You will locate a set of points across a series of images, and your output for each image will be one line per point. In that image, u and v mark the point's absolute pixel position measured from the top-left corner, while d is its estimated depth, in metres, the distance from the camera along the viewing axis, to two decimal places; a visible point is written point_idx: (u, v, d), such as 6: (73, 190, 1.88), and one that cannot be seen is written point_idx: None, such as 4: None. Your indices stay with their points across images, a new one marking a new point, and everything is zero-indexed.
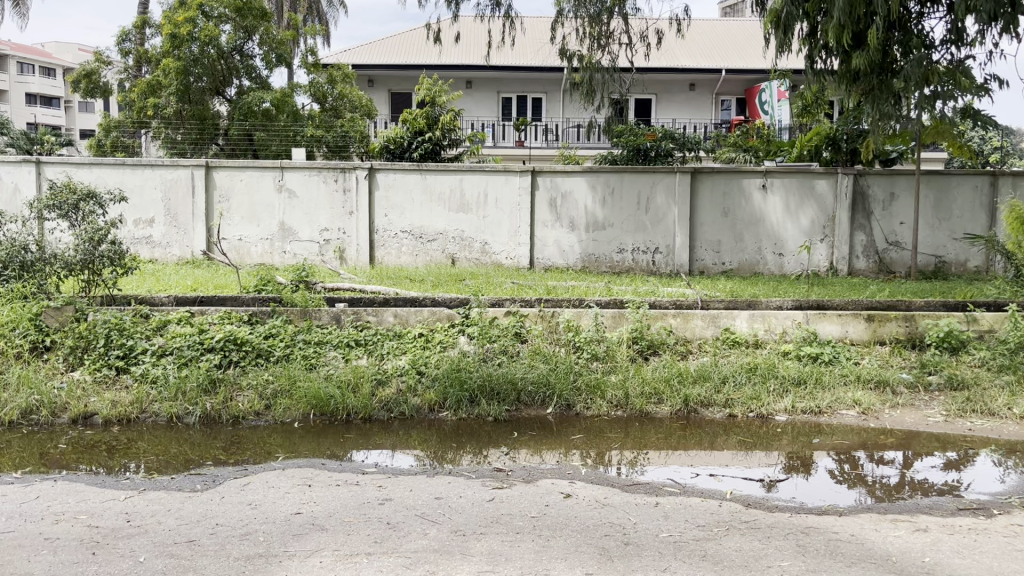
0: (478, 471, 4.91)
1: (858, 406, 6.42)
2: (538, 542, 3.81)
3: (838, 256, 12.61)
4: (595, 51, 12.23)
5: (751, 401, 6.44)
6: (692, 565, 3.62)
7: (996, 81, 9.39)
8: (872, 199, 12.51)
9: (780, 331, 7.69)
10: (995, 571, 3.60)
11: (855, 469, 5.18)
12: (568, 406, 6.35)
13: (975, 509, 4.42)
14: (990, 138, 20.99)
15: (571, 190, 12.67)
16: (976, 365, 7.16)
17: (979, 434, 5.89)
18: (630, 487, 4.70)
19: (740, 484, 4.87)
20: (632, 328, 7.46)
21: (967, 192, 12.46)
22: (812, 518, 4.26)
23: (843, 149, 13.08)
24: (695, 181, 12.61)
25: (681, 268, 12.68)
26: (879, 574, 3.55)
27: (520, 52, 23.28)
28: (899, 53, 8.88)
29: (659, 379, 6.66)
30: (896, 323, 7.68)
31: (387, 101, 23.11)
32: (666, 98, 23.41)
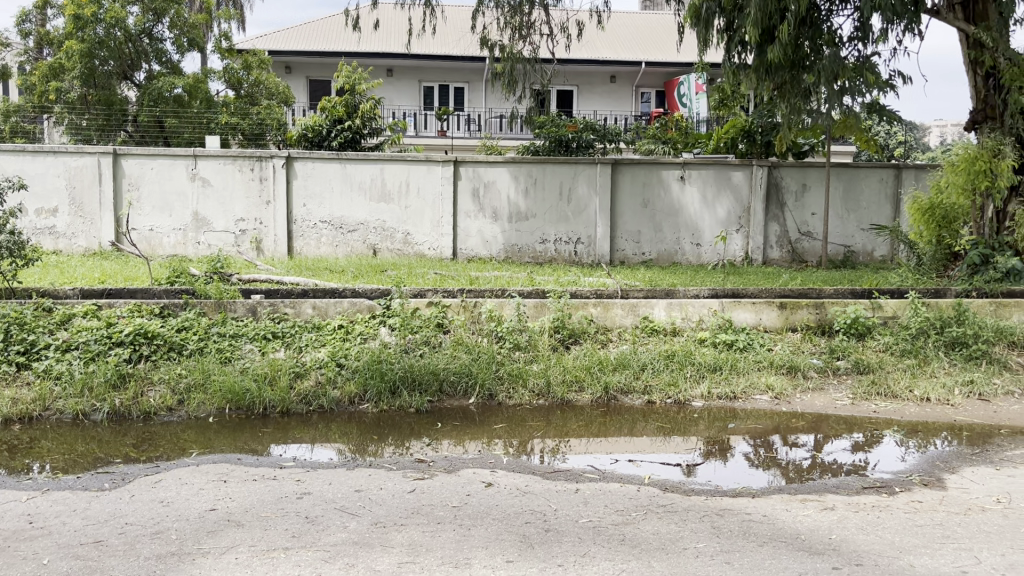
0: (399, 462, 4.88)
1: (771, 391, 6.63)
2: (459, 532, 3.81)
3: (753, 246, 12.98)
4: (516, 41, 12.25)
5: (668, 387, 6.58)
6: (611, 549, 3.68)
7: (900, 78, 9.77)
8: (785, 190, 12.91)
9: (696, 319, 7.86)
10: (897, 545, 3.77)
11: (769, 453, 5.34)
12: (491, 395, 6.37)
13: (879, 488, 4.62)
14: (894, 131, 21.86)
15: (493, 180, 12.67)
16: (880, 350, 7.47)
17: (883, 416, 6.15)
18: (550, 475, 4.74)
19: (658, 469, 4.97)
20: (553, 317, 7.52)
21: (874, 183, 12.98)
22: (726, 500, 4.38)
23: (758, 141, 13.50)
24: (615, 172, 12.77)
25: (602, 258, 12.84)
26: (789, 552, 3.68)
27: (441, 41, 23.15)
28: (810, 49, 9.11)
29: (580, 367, 6.74)
30: (807, 310, 7.93)
31: (305, 89, 22.72)
32: (587, 89, 23.65)
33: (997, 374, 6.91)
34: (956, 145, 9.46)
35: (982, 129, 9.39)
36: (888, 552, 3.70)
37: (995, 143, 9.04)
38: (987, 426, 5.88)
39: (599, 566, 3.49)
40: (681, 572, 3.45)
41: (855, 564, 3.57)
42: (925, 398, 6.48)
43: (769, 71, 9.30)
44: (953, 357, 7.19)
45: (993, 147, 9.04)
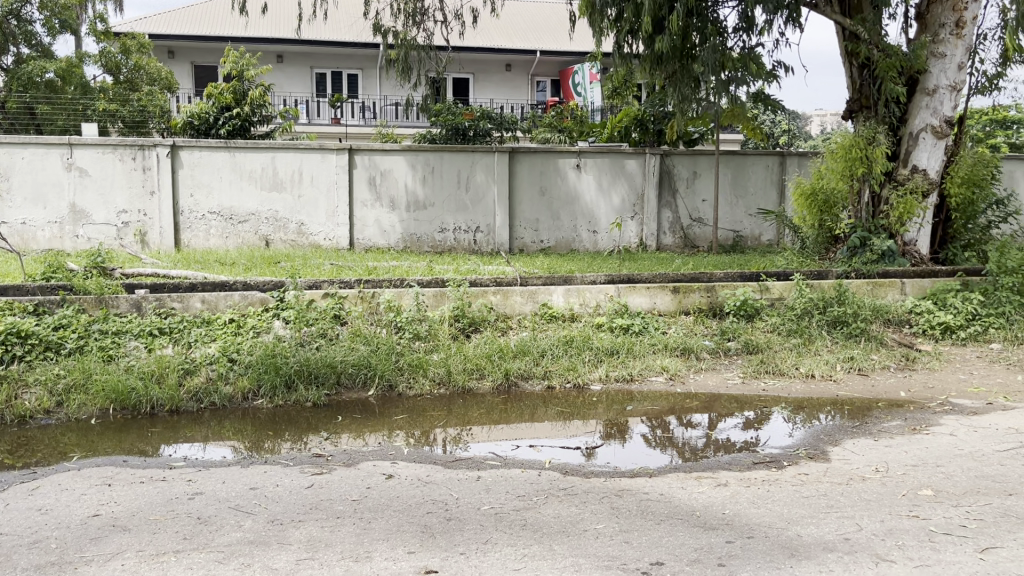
0: (296, 458, 4.76)
1: (666, 372, 6.81)
2: (359, 525, 3.75)
3: (647, 232, 13.28)
4: (410, 28, 12.08)
5: (567, 372, 6.66)
6: (513, 534, 3.69)
7: (782, 67, 10.16)
8: (677, 177, 13.26)
9: (594, 304, 7.98)
10: (785, 517, 3.93)
11: (666, 433, 5.48)
12: (390, 387, 6.30)
13: (768, 463, 4.81)
14: (778, 120, 22.75)
15: (390, 169, 12.50)
16: (768, 330, 7.77)
17: (771, 393, 6.41)
18: (452, 464, 4.72)
19: (558, 453, 5.02)
20: (453, 306, 7.48)
21: (759, 170, 13.48)
22: (624, 480, 4.47)
23: (650, 129, 13.84)
24: (512, 160, 12.80)
25: (501, 246, 12.88)
26: (685, 529, 3.78)
27: (333, 27, 22.67)
28: (697, 39, 9.36)
29: (480, 355, 6.73)
30: (699, 293, 8.17)
31: (189, 74, 21.85)
32: (482, 78, 23.63)
33: (875, 351, 7.30)
34: (835, 133, 9.91)
35: (858, 118, 9.85)
36: (777, 523, 3.85)
37: (870, 131, 9.51)
38: (866, 399, 6.20)
39: (500, 552, 3.50)
40: (582, 553, 3.50)
41: (746, 537, 3.70)
42: (810, 374, 6.78)
43: (659, 60, 9.52)
44: (835, 335, 7.56)
45: (869, 135, 9.51)
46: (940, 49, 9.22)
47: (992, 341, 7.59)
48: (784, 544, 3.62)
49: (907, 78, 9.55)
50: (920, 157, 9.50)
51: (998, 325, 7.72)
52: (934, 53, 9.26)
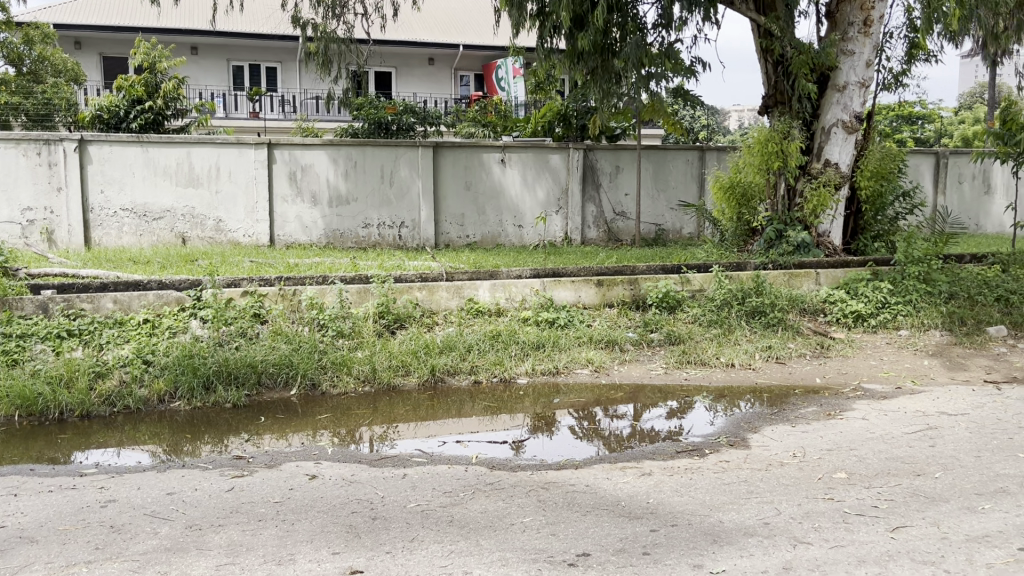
0: (216, 461, 4.64)
1: (591, 365, 6.87)
2: (282, 528, 3.68)
3: (572, 226, 13.38)
4: (329, 21, 11.84)
5: (494, 366, 6.65)
6: (439, 531, 3.67)
7: (700, 64, 10.35)
8: (600, 171, 13.41)
9: (519, 299, 8.01)
10: (707, 504, 4.01)
11: (592, 424, 5.54)
12: (314, 386, 6.18)
13: (691, 451, 4.90)
14: (698, 115, 23.21)
15: (311, 163, 12.29)
16: (690, 321, 7.92)
17: (694, 382, 6.54)
18: (377, 462, 4.67)
19: (485, 448, 5.02)
20: (377, 303, 7.40)
21: (680, 165, 13.74)
22: (551, 473, 4.50)
23: (573, 124, 13.97)
24: (436, 155, 12.72)
25: (426, 241, 12.78)
26: (610, 519, 3.82)
27: (249, 18, 22.14)
28: (618, 35, 9.45)
29: (406, 351, 6.68)
30: (623, 286, 8.30)
31: (98, 66, 21.08)
32: (404, 71, 23.44)
33: (792, 339, 7.52)
34: (752, 128, 10.17)
35: (773, 113, 10.11)
36: (700, 511, 3.92)
37: (785, 126, 9.80)
38: (783, 387, 6.38)
39: (427, 549, 3.48)
40: (509, 548, 3.50)
41: (670, 525, 3.76)
42: (730, 363, 6.94)
43: (580, 56, 9.60)
44: (754, 325, 7.75)
45: (784, 130, 9.79)
46: (850, 47, 9.53)
47: (901, 328, 7.89)
48: (707, 531, 3.69)
49: (819, 75, 9.85)
50: (832, 152, 9.83)
51: (906, 312, 8.01)
52: (844, 50, 9.58)
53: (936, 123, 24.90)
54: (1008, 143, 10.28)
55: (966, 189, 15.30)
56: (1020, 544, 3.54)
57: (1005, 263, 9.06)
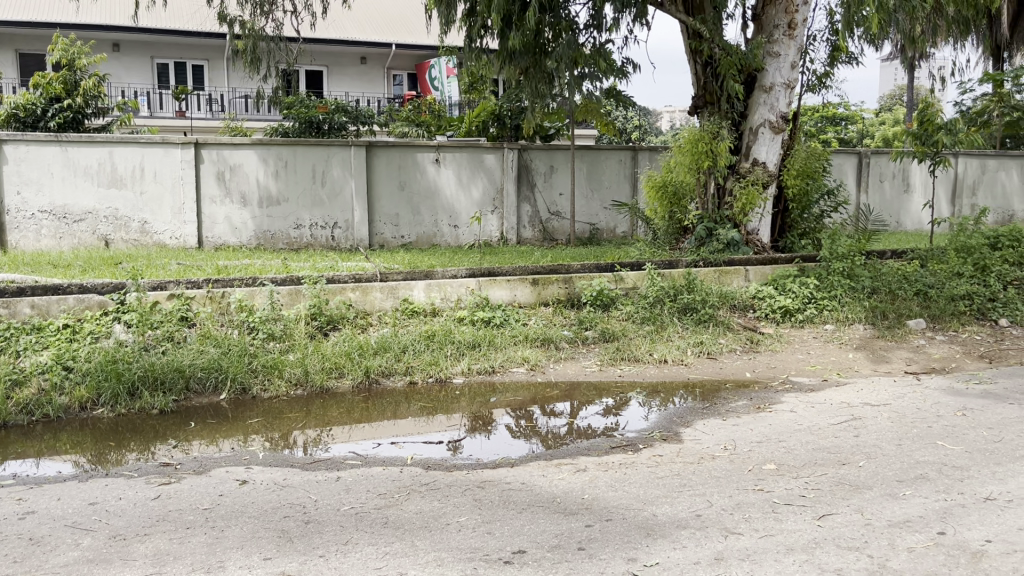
0: (141, 469, 4.51)
1: (527, 363, 6.89)
2: (211, 535, 3.59)
3: (507, 226, 13.41)
4: (257, 18, 11.62)
5: (429, 366, 6.62)
6: (374, 533, 3.63)
7: (632, 64, 10.48)
8: (535, 171, 13.46)
9: (455, 298, 8.00)
10: (641, 498, 4.06)
11: (530, 423, 5.55)
12: (244, 390, 6.06)
13: (625, 446, 4.96)
14: (630, 116, 23.47)
15: (240, 163, 12.05)
16: (623, 318, 8.02)
17: (628, 379, 6.62)
18: (310, 465, 4.60)
19: (421, 449, 4.99)
20: (309, 305, 7.30)
21: (613, 165, 13.89)
22: (487, 472, 4.50)
23: (507, 124, 14.02)
24: (369, 154, 12.59)
25: (360, 242, 12.63)
26: (546, 516, 3.84)
27: (173, 14, 21.59)
28: (550, 35, 9.49)
29: (339, 353, 6.59)
30: (558, 285, 8.36)
31: (14, 63, 20.31)
32: (336, 70, 23.18)
33: (722, 335, 7.67)
34: (682, 128, 10.34)
35: (703, 113, 10.30)
36: (634, 505, 3.97)
37: (714, 126, 9.99)
38: (715, 381, 6.51)
39: (361, 552, 3.44)
40: (444, 547, 3.48)
41: (605, 520, 3.79)
42: (663, 360, 7.05)
43: (512, 55, 9.63)
44: (685, 321, 7.89)
45: (713, 130, 9.98)
46: (775, 49, 9.78)
47: (827, 323, 8.11)
48: (640, 524, 3.74)
49: (746, 76, 10.07)
50: (760, 151, 10.06)
51: (831, 307, 8.25)
52: (770, 52, 9.82)
53: (858, 123, 25.73)
54: (925, 143, 10.68)
55: (887, 188, 15.84)
56: (939, 527, 3.67)
57: (924, 258, 9.41)
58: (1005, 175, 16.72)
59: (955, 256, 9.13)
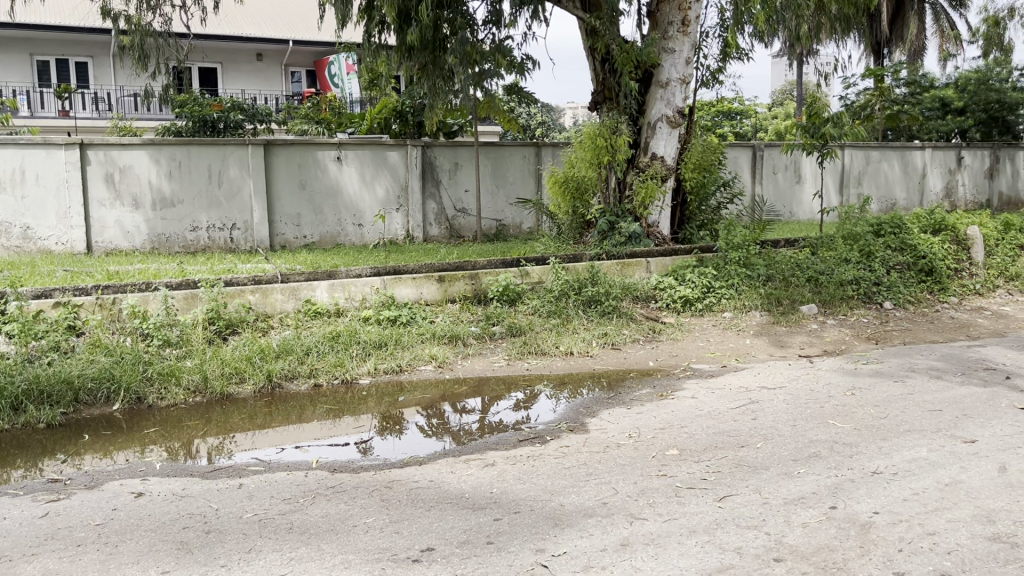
0: (27, 486, 4.29)
1: (434, 361, 6.87)
2: (104, 551, 3.45)
3: (413, 224, 13.30)
4: (143, 12, 11.17)
5: (334, 368, 6.52)
6: (277, 539, 3.56)
7: (531, 60, 10.56)
8: (439, 168, 13.42)
9: (360, 298, 7.90)
10: (548, 489, 4.11)
11: (441, 421, 5.53)
12: (139, 399, 5.85)
13: (532, 439, 5.00)
14: (533, 112, 23.70)
15: (130, 165, 11.60)
16: (530, 312, 8.09)
17: (535, 372, 6.69)
18: (210, 474, 4.47)
19: (327, 451, 4.92)
20: (206, 309, 7.08)
21: (517, 161, 13.99)
22: (394, 471, 4.46)
23: (410, 120, 13.98)
24: (267, 153, 12.29)
25: (260, 243, 12.31)
26: (454, 512, 3.84)
27: (53, 9, 20.55)
28: (448, 30, 9.45)
29: (240, 358, 6.42)
30: (464, 281, 8.37)
31: None
32: (231, 67, 22.57)
33: (626, 326, 7.82)
34: (583, 124, 10.49)
35: (602, 109, 10.45)
36: (542, 496, 4.01)
37: (613, 122, 10.17)
38: (620, 371, 6.64)
39: (265, 559, 3.36)
40: (351, 549, 3.44)
41: (513, 512, 3.82)
42: (569, 352, 7.14)
43: (410, 51, 9.60)
44: (590, 313, 8.02)
45: (612, 125, 10.16)
46: (670, 45, 10.02)
47: (725, 310, 8.37)
48: (548, 515, 3.78)
49: (643, 72, 10.30)
50: (658, 145, 10.29)
51: (728, 295, 8.53)
52: (665, 48, 10.05)
53: (752, 117, 26.71)
54: (813, 136, 11.15)
55: (780, 179, 16.46)
56: (831, 502, 3.84)
57: (814, 245, 9.82)
58: (887, 165, 17.62)
59: (843, 243, 9.58)
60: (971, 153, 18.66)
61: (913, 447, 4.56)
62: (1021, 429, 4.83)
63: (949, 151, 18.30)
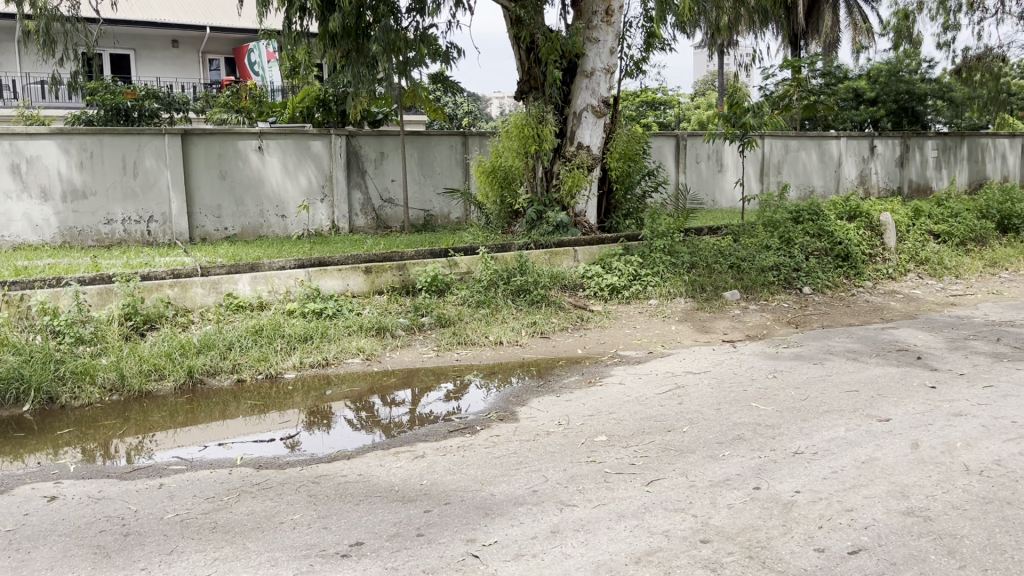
0: None
1: (362, 353, 6.78)
2: (15, 558, 3.31)
3: (338, 215, 13.08)
4: None
5: (258, 363, 6.36)
6: (201, 540, 3.46)
7: (457, 48, 10.49)
8: (364, 158, 13.23)
9: (283, 291, 7.74)
10: (479, 479, 4.10)
11: (370, 415, 5.45)
12: (50, 399, 5.61)
13: (463, 429, 4.98)
14: (458, 101, 23.62)
15: (38, 155, 11.14)
16: (458, 302, 8.06)
17: (465, 362, 6.66)
18: (128, 475, 4.31)
19: (251, 448, 4.81)
20: (122, 304, 6.85)
21: (444, 150, 13.90)
22: (321, 466, 4.38)
23: (332, 109, 13.77)
24: (185, 143, 11.91)
25: (179, 236, 11.94)
26: (384, 506, 3.79)
27: None
28: (371, 18, 9.31)
29: (158, 354, 6.22)
30: (391, 273, 8.27)
31: None
32: (145, 54, 21.81)
33: (554, 314, 7.85)
34: (509, 113, 10.47)
35: (528, 98, 10.45)
36: (472, 486, 4.00)
37: (539, 111, 10.17)
38: (548, 359, 6.67)
39: (187, 560, 3.26)
40: (278, 547, 3.37)
41: (444, 504, 3.80)
42: (499, 341, 7.15)
43: (333, 39, 9.35)
44: (519, 302, 8.02)
45: (538, 114, 10.17)
46: (594, 35, 10.09)
47: (651, 298, 8.49)
48: (478, 505, 3.76)
49: (567, 62, 10.34)
50: (584, 135, 10.36)
51: (654, 282, 8.65)
52: (589, 38, 10.12)
53: (675, 108, 27.22)
54: (734, 125, 11.38)
55: (703, 168, 16.78)
56: (755, 483, 3.93)
57: (736, 233, 10.02)
58: (805, 155, 18.15)
59: (764, 231, 9.82)
60: (884, 142, 19.33)
61: (832, 427, 4.70)
62: (932, 406, 5.03)
63: (863, 140, 18.92)
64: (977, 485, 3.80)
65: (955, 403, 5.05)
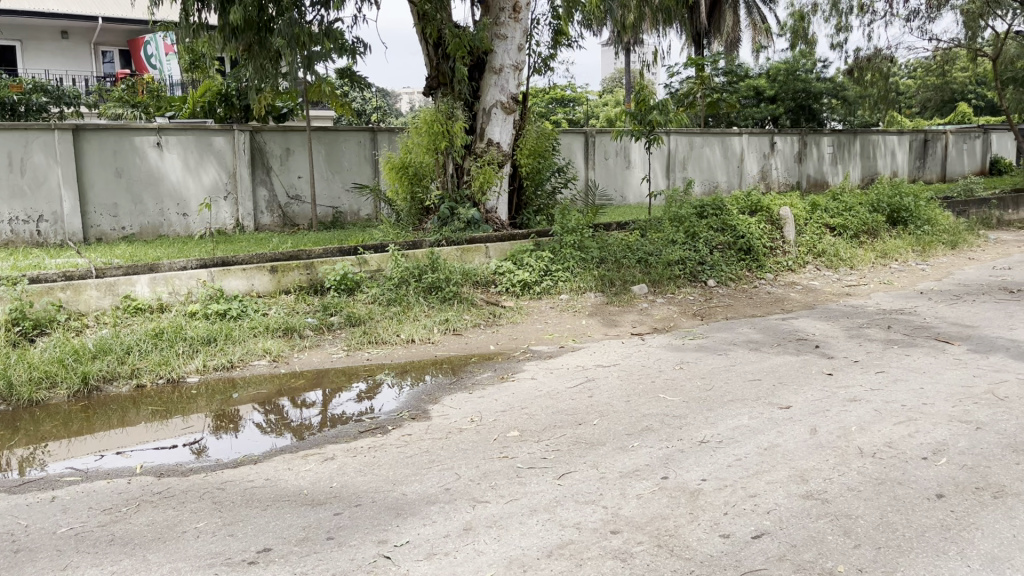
0: None
1: (269, 355, 6.63)
2: None
3: (242, 213, 12.74)
4: None
5: (159, 367, 6.14)
6: (98, 553, 3.31)
7: (362, 43, 10.35)
8: (269, 154, 12.94)
9: (184, 292, 7.48)
10: (390, 479, 4.05)
11: (280, 417, 5.33)
12: None
13: (374, 429, 4.92)
14: (368, 97, 23.32)
15: None
16: (369, 300, 7.95)
17: (376, 361, 6.59)
18: (18, 488, 4.10)
19: (152, 455, 4.63)
20: (9, 309, 6.49)
21: (352, 146, 13.67)
22: (226, 472, 4.26)
23: (235, 104, 13.39)
24: (77, 138, 11.38)
25: (72, 235, 11.39)
26: (292, 510, 3.71)
27: None
28: (274, 11, 9.08)
29: (50, 361, 5.91)
30: (298, 272, 8.10)
31: None
32: (32, 45, 20.72)
33: (466, 311, 7.84)
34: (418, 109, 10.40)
35: (437, 94, 10.40)
36: (383, 486, 3.96)
37: (447, 107, 10.14)
38: (461, 356, 6.65)
39: None
40: (181, 557, 3.26)
41: (354, 505, 3.74)
42: (410, 340, 7.08)
43: (234, 32, 9.09)
44: (430, 300, 7.97)
45: (447, 111, 10.14)
46: (502, 31, 10.10)
47: (562, 293, 8.56)
48: (390, 506, 3.72)
49: (475, 59, 10.33)
50: (493, 131, 10.36)
51: (564, 278, 8.73)
52: (497, 34, 10.11)
53: (584, 105, 27.59)
54: (640, 122, 11.59)
55: (611, 164, 17.05)
56: (663, 473, 4.01)
57: (644, 228, 10.21)
58: (709, 150, 18.66)
59: (670, 225, 10.04)
60: (783, 139, 20.02)
61: (735, 415, 4.84)
62: (829, 392, 5.24)
63: (763, 136, 19.55)
64: (870, 467, 3.98)
65: (850, 389, 5.27)
